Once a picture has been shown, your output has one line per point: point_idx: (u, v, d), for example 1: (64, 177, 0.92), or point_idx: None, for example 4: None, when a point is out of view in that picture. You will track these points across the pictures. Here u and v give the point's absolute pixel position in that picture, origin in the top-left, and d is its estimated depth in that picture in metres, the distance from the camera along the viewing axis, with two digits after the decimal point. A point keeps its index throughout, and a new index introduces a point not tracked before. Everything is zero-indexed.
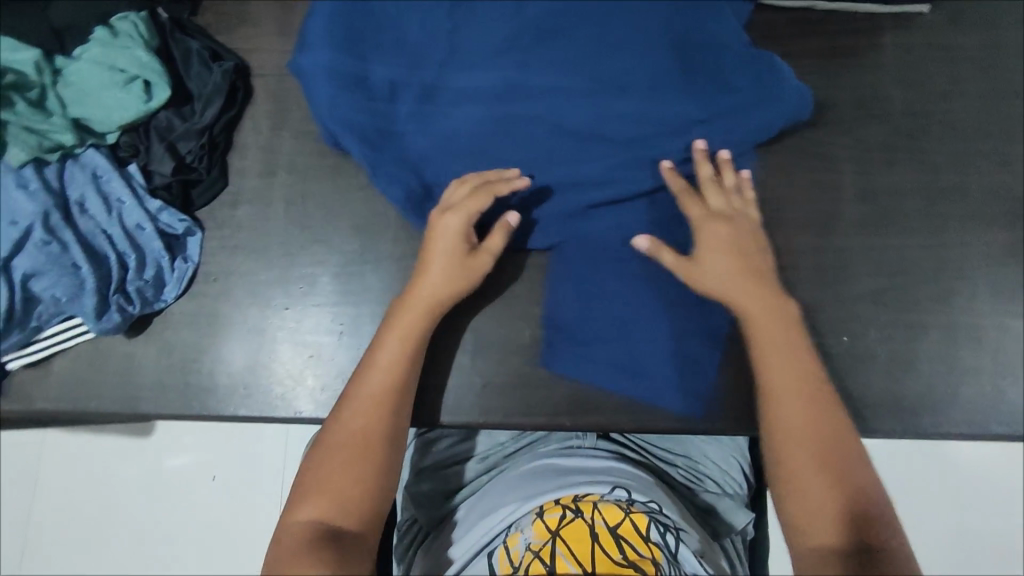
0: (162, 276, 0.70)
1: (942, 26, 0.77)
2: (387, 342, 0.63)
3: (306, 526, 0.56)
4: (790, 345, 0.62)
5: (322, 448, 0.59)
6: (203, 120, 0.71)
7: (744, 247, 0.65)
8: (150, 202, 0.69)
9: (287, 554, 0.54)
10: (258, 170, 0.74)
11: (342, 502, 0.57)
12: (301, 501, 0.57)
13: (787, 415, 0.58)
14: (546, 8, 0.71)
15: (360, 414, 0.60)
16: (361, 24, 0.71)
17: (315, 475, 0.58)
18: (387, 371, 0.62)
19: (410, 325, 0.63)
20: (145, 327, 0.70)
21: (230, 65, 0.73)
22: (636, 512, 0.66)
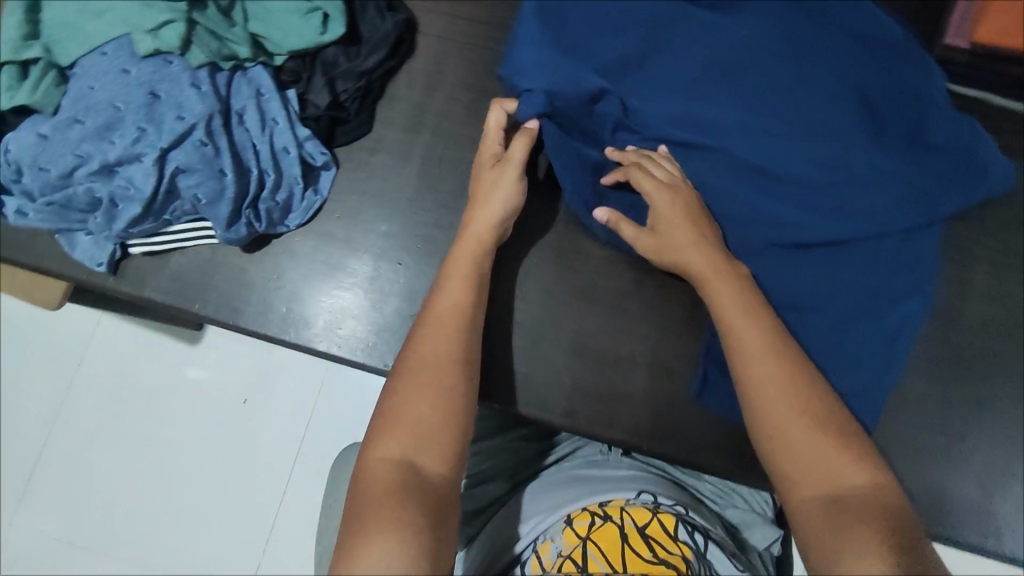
0: (291, 201, 0.71)
1: None
2: (448, 281, 0.64)
3: (391, 465, 0.54)
4: (756, 314, 0.62)
5: (400, 385, 0.58)
6: (366, 64, 0.72)
7: (695, 222, 0.66)
8: (300, 129, 0.70)
9: (378, 494, 0.52)
10: (404, 124, 0.75)
11: (424, 439, 0.55)
12: (381, 441, 0.55)
13: (767, 383, 0.58)
14: (723, 42, 0.72)
15: (435, 351, 0.60)
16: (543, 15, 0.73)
17: (394, 412, 0.57)
18: (454, 308, 0.62)
19: (467, 264, 0.65)
20: (263, 246, 0.72)
21: (403, 17, 0.74)
22: (664, 513, 0.64)
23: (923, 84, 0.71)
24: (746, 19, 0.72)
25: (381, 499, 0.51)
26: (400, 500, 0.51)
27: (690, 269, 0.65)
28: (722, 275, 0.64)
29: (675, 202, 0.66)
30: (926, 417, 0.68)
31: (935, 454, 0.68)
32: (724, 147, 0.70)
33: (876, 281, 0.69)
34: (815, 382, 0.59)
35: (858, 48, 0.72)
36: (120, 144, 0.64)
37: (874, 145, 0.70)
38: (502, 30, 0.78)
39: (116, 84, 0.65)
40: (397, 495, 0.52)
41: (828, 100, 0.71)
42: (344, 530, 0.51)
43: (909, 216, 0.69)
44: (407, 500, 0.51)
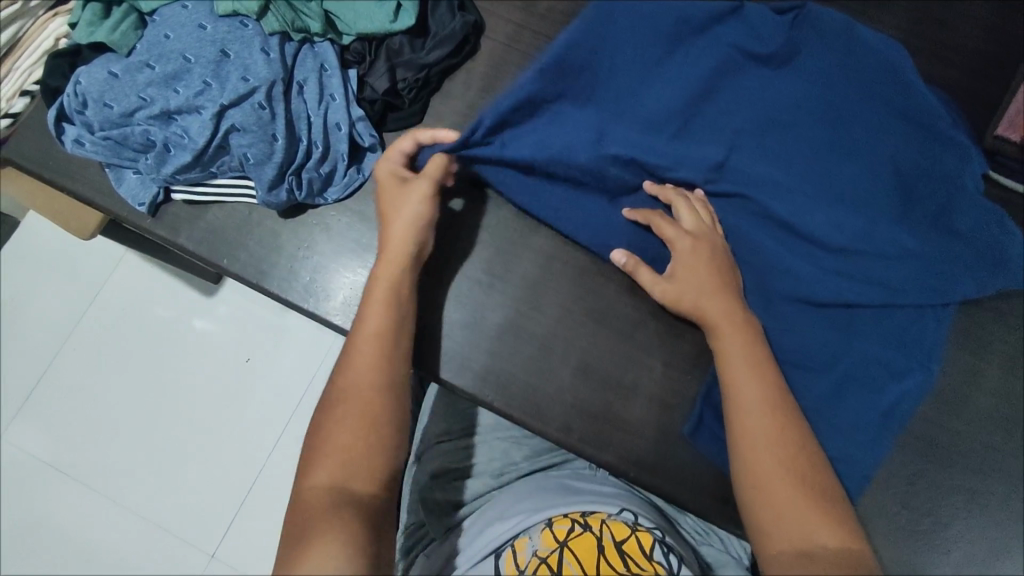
0: (333, 176, 0.73)
1: None
2: (369, 309, 0.63)
3: (320, 489, 0.55)
4: (757, 365, 0.62)
5: (328, 413, 0.60)
6: (427, 58, 0.74)
7: (717, 272, 0.66)
8: (354, 109, 0.73)
9: (308, 514, 0.54)
10: (454, 121, 0.78)
11: (351, 464, 0.57)
12: (310, 468, 0.57)
13: (755, 432, 0.59)
14: (780, 94, 0.72)
15: (358, 377, 0.61)
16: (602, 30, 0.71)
17: (325, 437, 0.58)
18: (378, 333, 0.62)
19: (386, 291, 0.64)
20: (299, 214, 0.74)
21: (471, 19, 0.76)
22: (642, 532, 0.65)
23: (961, 170, 0.71)
24: (804, 74, 0.73)
25: (309, 521, 0.53)
26: (327, 519, 0.53)
27: (701, 314, 0.65)
28: (735, 324, 0.64)
29: (699, 248, 0.66)
30: (915, 495, 0.68)
31: (918, 533, 0.67)
32: (762, 197, 0.70)
33: (886, 356, 0.69)
34: (804, 436, 0.60)
35: (907, 125, 0.72)
36: (184, 94, 0.67)
37: (904, 222, 0.71)
38: None
39: (190, 37, 0.68)
40: (325, 514, 0.54)
41: (872, 168, 0.71)
42: (281, 548, 0.54)
43: (926, 297, 0.69)
44: (333, 518, 0.53)
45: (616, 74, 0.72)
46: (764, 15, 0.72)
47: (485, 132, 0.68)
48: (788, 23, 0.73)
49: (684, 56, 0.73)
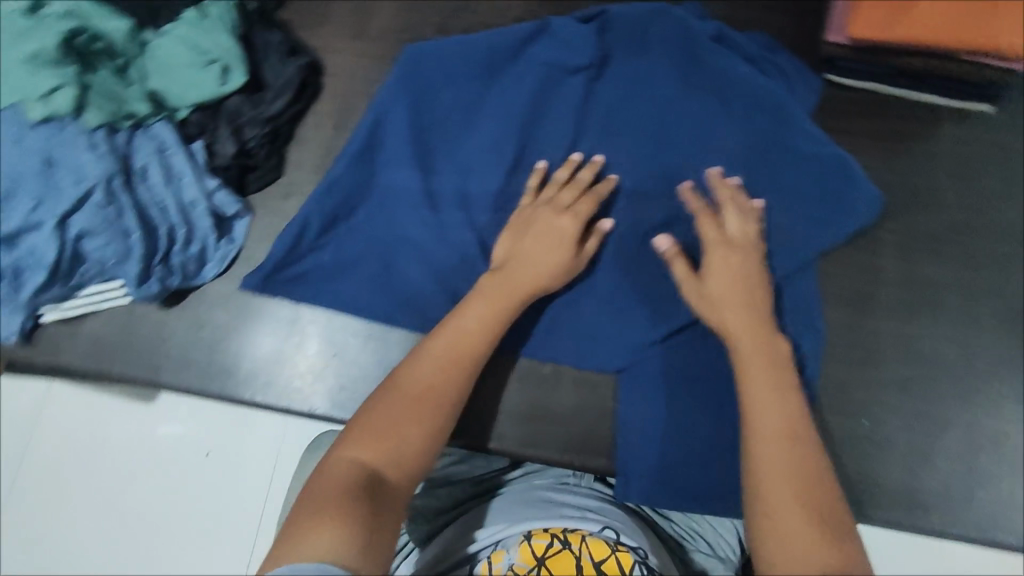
0: (205, 253, 0.71)
1: (1002, 126, 0.75)
2: (473, 308, 0.61)
3: (356, 468, 0.51)
4: (779, 385, 0.58)
5: (395, 392, 0.56)
6: (271, 110, 0.73)
7: (751, 278, 0.64)
8: (207, 181, 0.70)
9: (331, 486, 0.50)
10: (314, 166, 0.76)
11: (397, 457, 0.53)
12: (353, 439, 0.53)
13: (771, 460, 0.54)
14: (616, 59, 0.74)
15: (431, 374, 0.57)
16: (420, 75, 0.73)
17: (377, 417, 0.54)
18: (473, 336, 0.60)
19: (497, 304, 0.62)
20: (179, 300, 0.72)
21: (305, 61, 0.75)
22: (622, 551, 0.59)
23: (801, 84, 0.74)
24: (629, 40, 0.74)
25: (333, 492, 0.49)
26: (349, 501, 0.48)
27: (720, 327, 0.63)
28: (751, 343, 0.61)
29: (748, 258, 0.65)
30: (847, 402, 0.68)
31: (860, 438, 0.67)
32: (621, 161, 0.72)
33: (786, 280, 0.69)
34: (821, 467, 0.54)
35: (746, 54, 0.74)
36: (20, 213, 0.64)
37: (769, 142, 0.71)
38: None
39: (9, 154, 0.65)
40: (351, 494, 0.49)
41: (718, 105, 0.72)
42: (294, 507, 0.49)
43: (804, 213, 0.70)
44: (359, 501, 0.49)
45: (450, 98, 0.73)
46: (569, 29, 0.73)
47: (314, 231, 0.71)
48: (593, 31, 0.73)
49: (512, 64, 0.73)
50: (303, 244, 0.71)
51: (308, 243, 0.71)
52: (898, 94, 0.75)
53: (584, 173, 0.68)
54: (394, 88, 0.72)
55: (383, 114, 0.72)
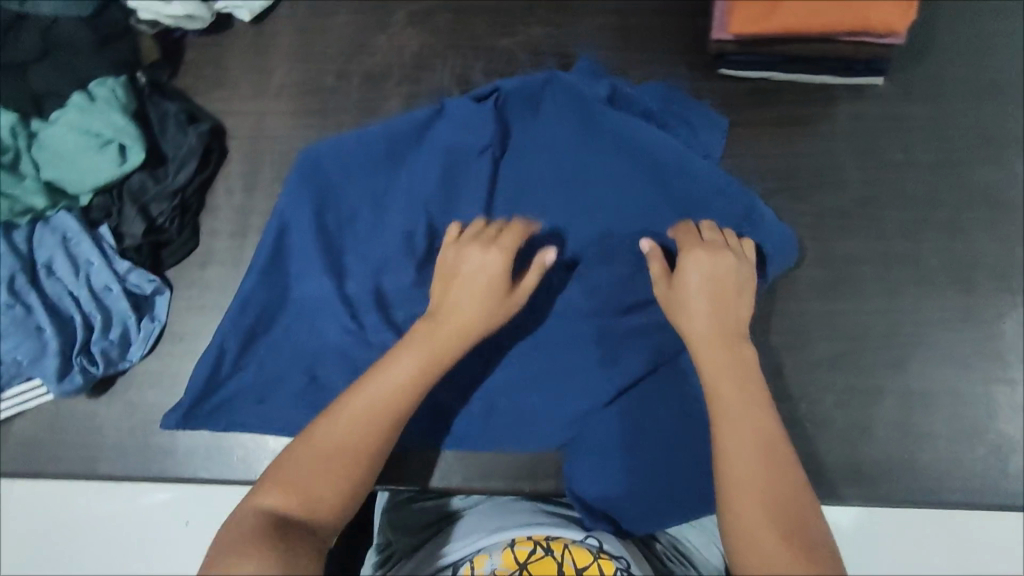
0: (127, 335, 0.70)
1: (895, 97, 0.76)
2: (406, 354, 0.60)
3: (269, 513, 0.52)
4: (752, 397, 0.59)
5: (314, 436, 0.56)
6: (176, 182, 0.72)
7: (724, 284, 0.64)
8: (118, 263, 0.70)
9: (238, 533, 0.50)
10: (229, 231, 0.75)
11: (313, 501, 0.53)
12: (270, 484, 0.54)
13: (739, 471, 0.54)
14: (513, 105, 0.74)
15: (355, 423, 0.56)
16: (322, 178, 0.72)
17: (296, 465, 0.54)
18: (402, 380, 0.58)
19: (428, 349, 0.60)
20: (108, 387, 0.70)
21: (205, 128, 0.74)
22: (605, 558, 0.62)
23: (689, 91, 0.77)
24: (525, 106, 0.74)
25: (245, 535, 0.50)
26: (260, 544, 0.48)
27: (694, 341, 0.62)
28: (725, 356, 0.61)
29: (722, 266, 0.65)
30: (781, 388, 0.69)
31: (798, 420, 0.69)
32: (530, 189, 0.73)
33: None
34: (796, 487, 0.54)
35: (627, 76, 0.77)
36: None
37: (672, 160, 0.71)
38: (305, 115, 0.78)
39: None
40: (261, 538, 0.49)
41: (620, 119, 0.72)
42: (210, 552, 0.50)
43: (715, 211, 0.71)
44: (271, 543, 0.49)
45: (356, 190, 0.73)
46: (464, 108, 0.73)
47: (233, 355, 0.68)
48: (489, 106, 0.73)
49: (413, 151, 0.73)
50: (224, 368, 0.68)
51: (229, 364, 0.68)
52: (794, 78, 0.76)
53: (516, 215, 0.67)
54: (299, 187, 0.72)
55: (293, 220, 0.71)
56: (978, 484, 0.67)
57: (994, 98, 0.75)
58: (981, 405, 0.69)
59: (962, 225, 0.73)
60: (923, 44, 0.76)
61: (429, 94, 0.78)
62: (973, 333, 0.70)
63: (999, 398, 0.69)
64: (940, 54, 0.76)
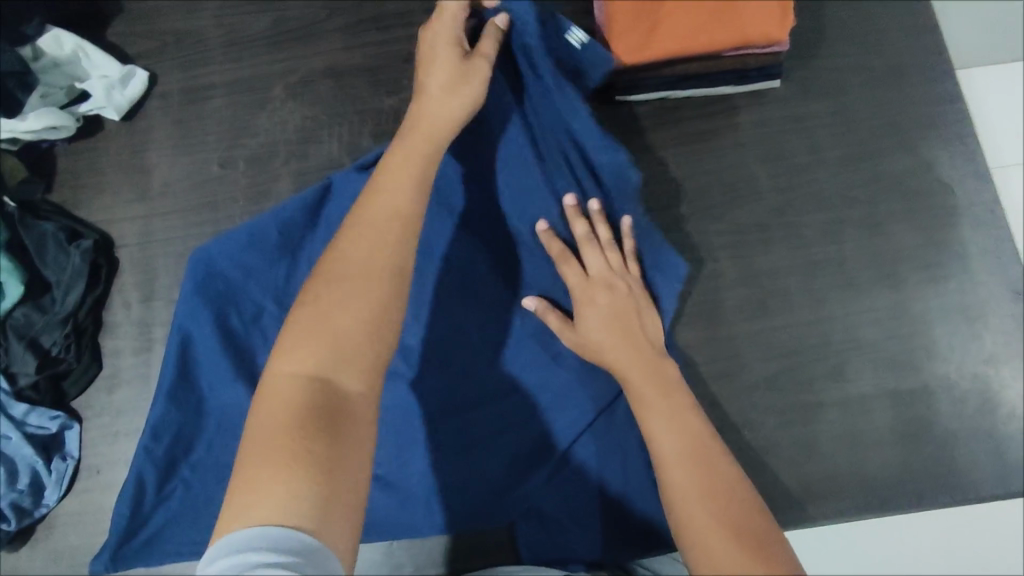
0: (40, 481, 0.66)
1: (793, 97, 0.74)
2: (392, 170, 0.57)
3: (301, 378, 0.48)
4: (679, 406, 0.55)
5: (320, 283, 0.52)
6: (65, 308, 0.68)
7: (625, 317, 0.60)
8: (16, 407, 0.66)
9: (279, 404, 0.47)
10: (132, 347, 0.71)
11: (341, 346, 0.49)
12: (291, 349, 0.49)
13: (679, 474, 0.51)
14: None
15: (357, 250, 0.53)
16: (214, 281, 0.66)
17: (311, 312, 0.51)
18: (394, 202, 0.55)
19: (416, 154, 0.58)
20: (28, 537, 0.67)
21: (88, 243, 0.70)
22: None
23: None
24: None
25: (282, 419, 0.46)
26: (304, 424, 0.45)
27: (611, 367, 0.59)
28: (648, 375, 0.57)
29: (616, 294, 0.61)
30: (722, 418, 0.68)
31: (744, 450, 0.67)
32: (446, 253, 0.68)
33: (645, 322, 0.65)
34: (745, 494, 0.50)
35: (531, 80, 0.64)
36: None
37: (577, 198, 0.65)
38: (196, 210, 0.74)
39: None
40: (295, 423, 0.45)
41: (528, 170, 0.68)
42: (242, 453, 0.45)
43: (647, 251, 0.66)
44: (313, 418, 0.45)
45: (257, 287, 0.67)
46: (353, 182, 0.68)
47: (153, 486, 0.64)
48: None
49: (313, 233, 0.68)
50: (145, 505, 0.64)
51: (152, 496, 0.64)
52: (694, 94, 0.74)
53: (455, 4, 0.60)
54: (190, 293, 0.66)
55: (192, 331, 0.66)
56: (931, 483, 0.66)
57: (889, 84, 0.74)
58: (922, 402, 0.68)
59: (880, 220, 0.71)
60: (812, 41, 0.75)
61: (320, 167, 0.75)
62: (905, 329, 0.69)
63: (938, 391, 0.68)
64: (831, 46, 0.75)
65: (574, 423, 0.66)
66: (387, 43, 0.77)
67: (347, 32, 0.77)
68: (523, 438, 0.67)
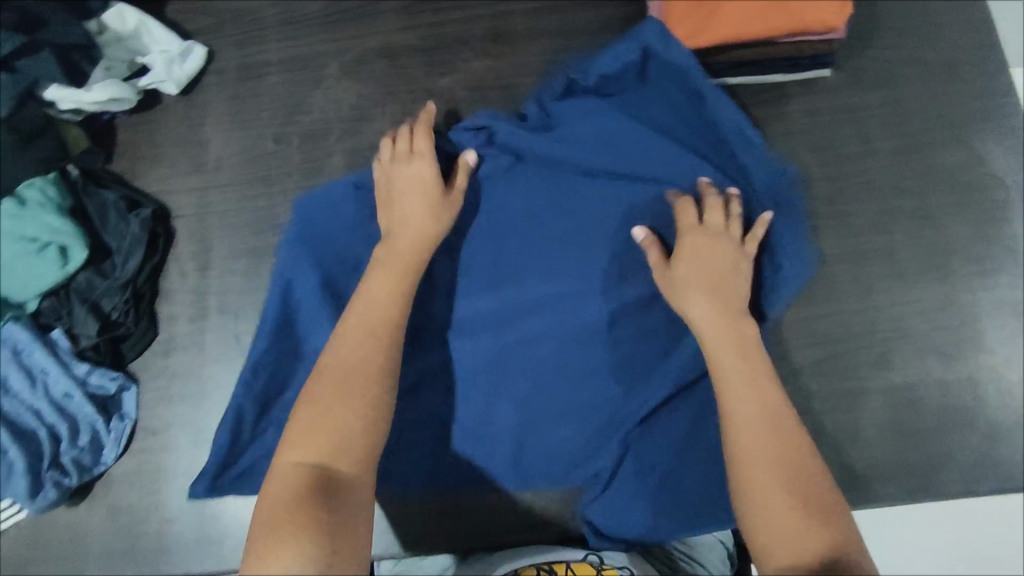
0: (98, 439, 0.68)
1: (845, 86, 0.75)
2: (376, 278, 0.63)
3: (304, 467, 0.52)
4: (749, 363, 0.58)
5: (319, 382, 0.57)
6: (125, 274, 0.70)
7: (721, 273, 0.63)
8: (78, 367, 0.68)
9: (283, 492, 0.50)
10: (189, 314, 0.73)
11: (339, 440, 0.54)
12: (296, 442, 0.54)
13: (742, 414, 0.55)
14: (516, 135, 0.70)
15: (349, 351, 0.58)
16: (320, 239, 0.69)
17: (307, 413, 0.55)
18: (385, 300, 0.61)
19: (397, 261, 0.64)
20: (87, 492, 0.69)
21: (148, 213, 0.72)
22: (607, 569, 0.65)
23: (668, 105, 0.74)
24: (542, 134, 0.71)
25: (289, 499, 0.49)
26: (309, 504, 0.49)
27: (693, 320, 0.62)
28: (725, 325, 0.60)
29: (716, 248, 0.64)
30: None
31: None
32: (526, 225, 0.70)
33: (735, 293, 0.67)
34: (803, 451, 0.53)
35: (600, 86, 0.72)
36: None
37: (673, 170, 0.69)
38: (251, 183, 0.76)
39: None
40: (300, 502, 0.49)
41: (648, 142, 0.70)
42: (254, 530, 0.49)
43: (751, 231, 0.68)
44: (315, 499, 0.49)
45: (362, 246, 0.70)
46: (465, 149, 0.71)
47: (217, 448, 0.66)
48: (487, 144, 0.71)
49: None
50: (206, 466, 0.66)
51: (248, 431, 0.67)
52: (747, 81, 0.74)
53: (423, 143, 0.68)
54: (297, 248, 0.68)
55: (292, 287, 0.68)
56: (972, 471, 0.67)
57: (944, 75, 0.74)
58: (966, 392, 0.68)
59: (930, 211, 0.72)
60: (866, 31, 0.75)
61: (374, 145, 0.77)
62: (951, 319, 0.70)
63: (984, 382, 0.68)
64: (886, 37, 0.75)
65: (638, 398, 0.67)
66: (442, 26, 0.79)
67: (403, 13, 0.79)
68: (587, 412, 0.68)
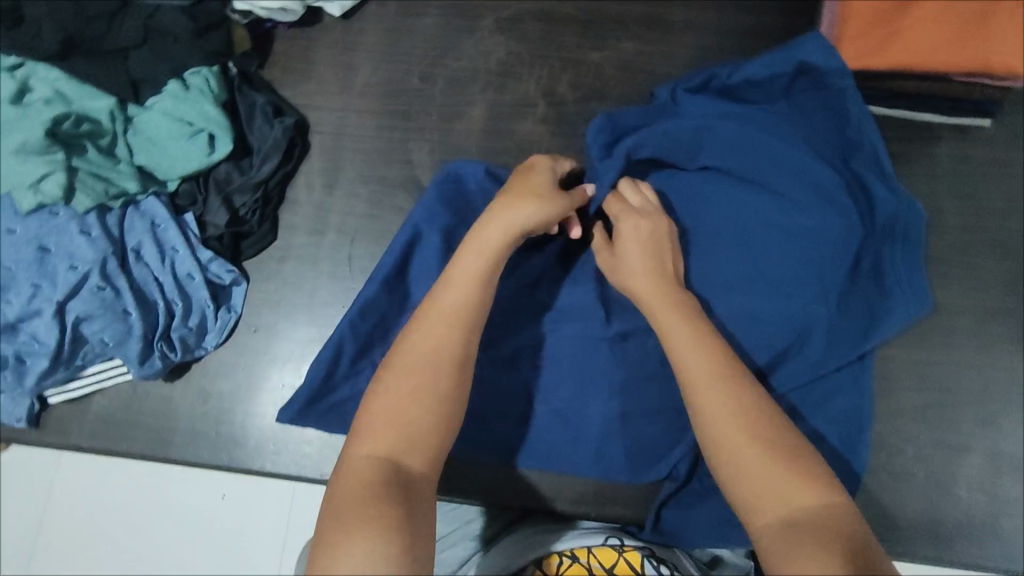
0: (205, 324, 0.71)
1: (1002, 139, 0.72)
2: (460, 263, 0.55)
3: (374, 464, 0.46)
4: (698, 330, 0.54)
5: (391, 371, 0.50)
6: (259, 175, 0.72)
7: (660, 247, 0.61)
8: (202, 252, 0.71)
9: (353, 489, 0.44)
10: (307, 227, 0.76)
11: (409, 434, 0.48)
12: (367, 433, 0.48)
13: (696, 375, 0.51)
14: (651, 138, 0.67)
15: (425, 339, 0.51)
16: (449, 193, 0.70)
17: (379, 406, 0.48)
18: (467, 286, 0.53)
19: (491, 249, 0.55)
20: (185, 371, 0.72)
21: (291, 122, 0.74)
22: (629, 551, 0.63)
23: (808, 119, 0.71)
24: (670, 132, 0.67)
25: (356, 499, 0.43)
26: (378, 501, 0.43)
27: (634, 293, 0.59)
28: (669, 293, 0.57)
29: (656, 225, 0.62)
30: None
31: (879, 472, 0.66)
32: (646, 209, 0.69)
33: (843, 318, 0.65)
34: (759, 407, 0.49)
35: (739, 89, 0.70)
36: (16, 304, 0.66)
37: (803, 183, 0.66)
38: (389, 115, 0.78)
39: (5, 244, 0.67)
40: (369, 500, 0.43)
41: (779, 150, 0.66)
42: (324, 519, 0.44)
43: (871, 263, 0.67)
44: (384, 501, 0.43)
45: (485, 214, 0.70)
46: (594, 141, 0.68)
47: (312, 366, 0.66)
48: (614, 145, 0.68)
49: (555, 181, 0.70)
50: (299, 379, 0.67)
51: (347, 361, 0.67)
52: (901, 115, 0.73)
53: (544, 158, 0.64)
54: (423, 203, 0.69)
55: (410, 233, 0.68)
56: None
57: None
58: None
59: None
60: None
61: (514, 103, 0.78)
62: None
63: None
64: None
65: None
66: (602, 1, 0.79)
67: None
68: (674, 410, 0.67)
